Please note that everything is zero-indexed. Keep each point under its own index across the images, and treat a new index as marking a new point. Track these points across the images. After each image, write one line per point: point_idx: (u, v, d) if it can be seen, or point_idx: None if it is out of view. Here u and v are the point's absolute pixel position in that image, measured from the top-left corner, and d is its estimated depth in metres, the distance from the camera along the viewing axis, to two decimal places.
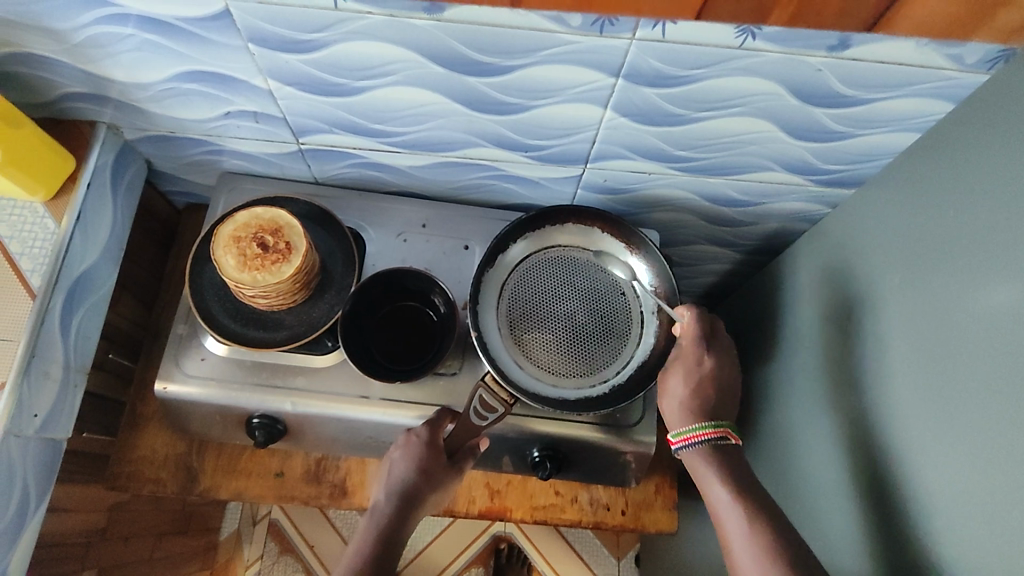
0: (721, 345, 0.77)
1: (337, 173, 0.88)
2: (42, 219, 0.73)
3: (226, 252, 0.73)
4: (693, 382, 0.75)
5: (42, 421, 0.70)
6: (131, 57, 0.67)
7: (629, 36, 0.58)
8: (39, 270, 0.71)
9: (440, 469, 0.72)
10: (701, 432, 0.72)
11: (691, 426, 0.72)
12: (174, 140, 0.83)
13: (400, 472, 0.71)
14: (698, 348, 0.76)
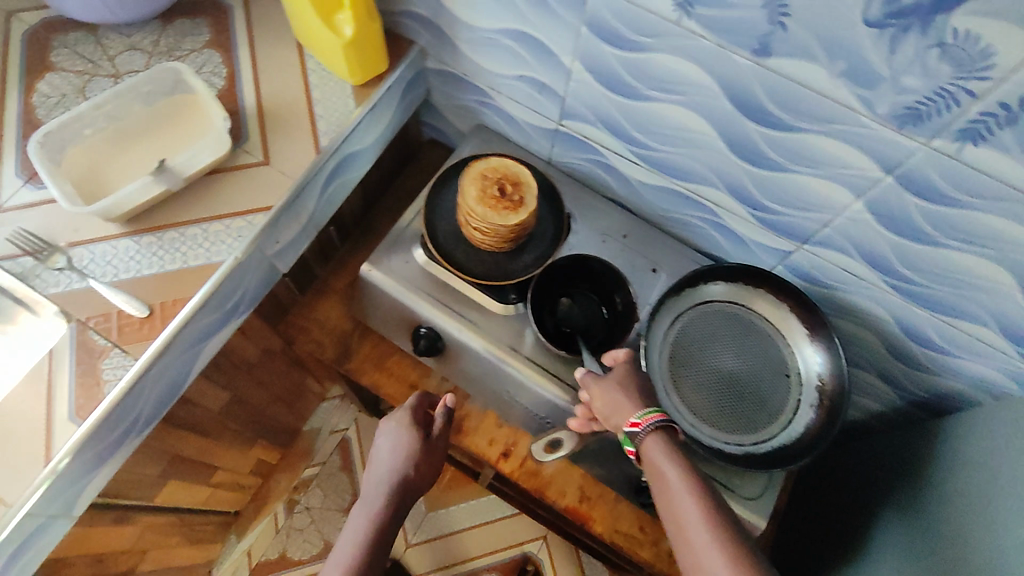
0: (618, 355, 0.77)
1: (571, 162, 0.95)
2: (345, 99, 0.87)
3: (471, 184, 0.82)
4: (604, 393, 0.73)
5: (279, 248, 0.83)
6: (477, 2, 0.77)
7: (922, 141, 0.61)
8: (331, 135, 0.85)
9: (425, 443, 0.83)
10: (647, 417, 0.69)
11: (636, 415, 0.70)
12: (461, 82, 0.94)
13: (393, 444, 0.82)
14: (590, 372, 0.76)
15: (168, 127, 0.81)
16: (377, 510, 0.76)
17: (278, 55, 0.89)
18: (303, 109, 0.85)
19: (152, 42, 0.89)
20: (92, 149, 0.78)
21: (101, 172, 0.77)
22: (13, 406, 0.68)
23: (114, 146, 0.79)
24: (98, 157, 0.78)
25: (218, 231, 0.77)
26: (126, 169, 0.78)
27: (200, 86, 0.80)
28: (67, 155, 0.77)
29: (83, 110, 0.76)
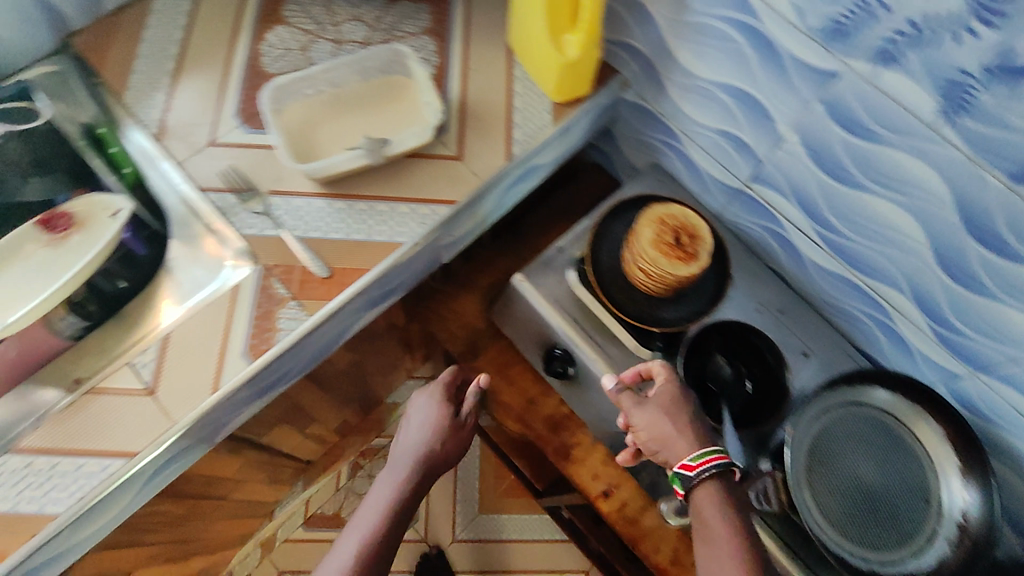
0: (660, 385, 0.73)
1: (742, 225, 0.91)
2: (544, 112, 0.87)
3: (646, 227, 0.80)
4: (651, 427, 0.71)
5: (452, 241, 0.86)
6: (707, 52, 0.75)
7: None
8: (524, 144, 0.86)
9: (451, 420, 0.87)
10: (701, 461, 0.67)
11: (691, 455, 0.68)
12: (653, 119, 0.92)
13: (421, 418, 0.88)
14: (629, 400, 0.74)
15: (381, 105, 0.84)
16: (402, 483, 0.81)
17: (489, 57, 0.91)
18: (502, 115, 0.87)
19: (375, 17, 0.92)
20: (310, 108, 0.82)
21: (313, 132, 0.82)
22: (196, 330, 0.73)
23: (330, 111, 0.83)
24: (314, 118, 0.82)
25: (403, 213, 0.80)
26: (335, 136, 0.82)
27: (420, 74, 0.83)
28: (288, 109, 0.81)
29: (314, 72, 0.80)
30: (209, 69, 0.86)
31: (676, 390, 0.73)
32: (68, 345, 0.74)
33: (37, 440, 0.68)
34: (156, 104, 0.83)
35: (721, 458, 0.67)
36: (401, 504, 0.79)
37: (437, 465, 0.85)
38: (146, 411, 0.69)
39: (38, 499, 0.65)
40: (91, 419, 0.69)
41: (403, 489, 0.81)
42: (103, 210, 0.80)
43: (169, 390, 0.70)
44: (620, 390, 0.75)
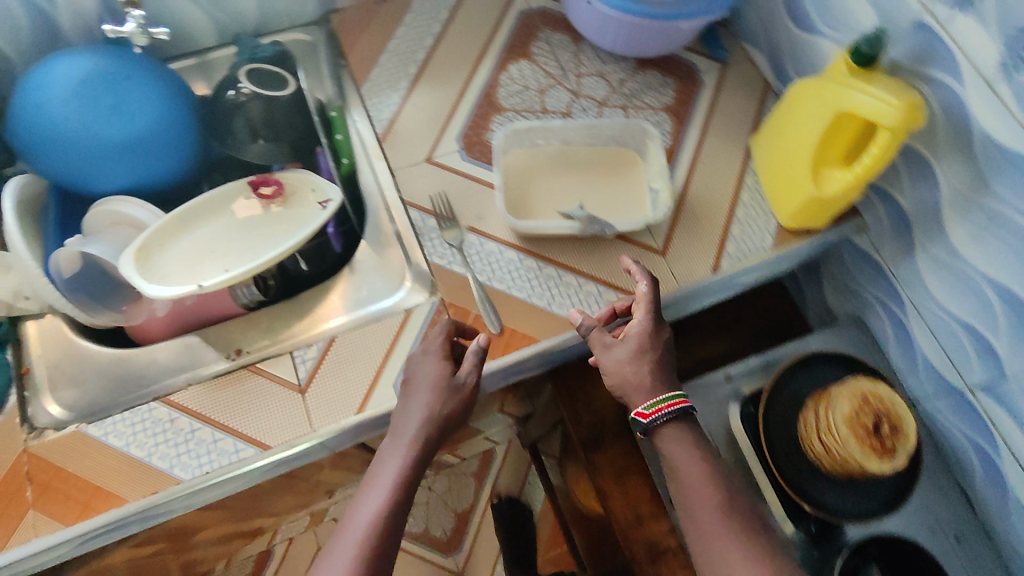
0: (633, 334, 0.68)
1: (944, 426, 0.77)
2: (765, 232, 0.79)
3: (846, 400, 0.72)
4: (614, 373, 0.68)
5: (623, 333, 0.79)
6: (988, 238, 0.65)
7: None
8: (734, 260, 0.77)
9: (454, 381, 0.67)
10: (655, 409, 0.66)
11: (644, 403, 0.66)
12: (877, 276, 0.81)
13: (421, 377, 0.67)
14: (596, 345, 0.69)
15: (602, 177, 0.81)
16: (395, 472, 0.63)
17: (724, 155, 0.83)
18: (720, 221, 0.79)
19: (619, 78, 0.87)
20: (534, 162, 0.82)
21: (529, 185, 0.80)
22: (361, 344, 0.72)
23: (552, 170, 0.82)
24: (534, 172, 0.81)
25: (590, 293, 0.75)
26: (550, 196, 0.80)
27: (656, 161, 0.80)
28: (515, 159, 0.82)
29: (553, 125, 0.80)
30: (447, 85, 0.85)
31: (646, 336, 0.68)
32: (242, 312, 0.76)
33: (189, 399, 0.69)
34: (389, 104, 0.83)
35: (675, 403, 0.67)
36: (404, 496, 0.63)
37: (426, 448, 0.65)
38: (294, 408, 0.69)
39: (171, 458, 0.66)
40: (241, 397, 0.69)
41: (397, 478, 0.63)
42: (313, 193, 0.79)
43: (318, 395, 0.69)
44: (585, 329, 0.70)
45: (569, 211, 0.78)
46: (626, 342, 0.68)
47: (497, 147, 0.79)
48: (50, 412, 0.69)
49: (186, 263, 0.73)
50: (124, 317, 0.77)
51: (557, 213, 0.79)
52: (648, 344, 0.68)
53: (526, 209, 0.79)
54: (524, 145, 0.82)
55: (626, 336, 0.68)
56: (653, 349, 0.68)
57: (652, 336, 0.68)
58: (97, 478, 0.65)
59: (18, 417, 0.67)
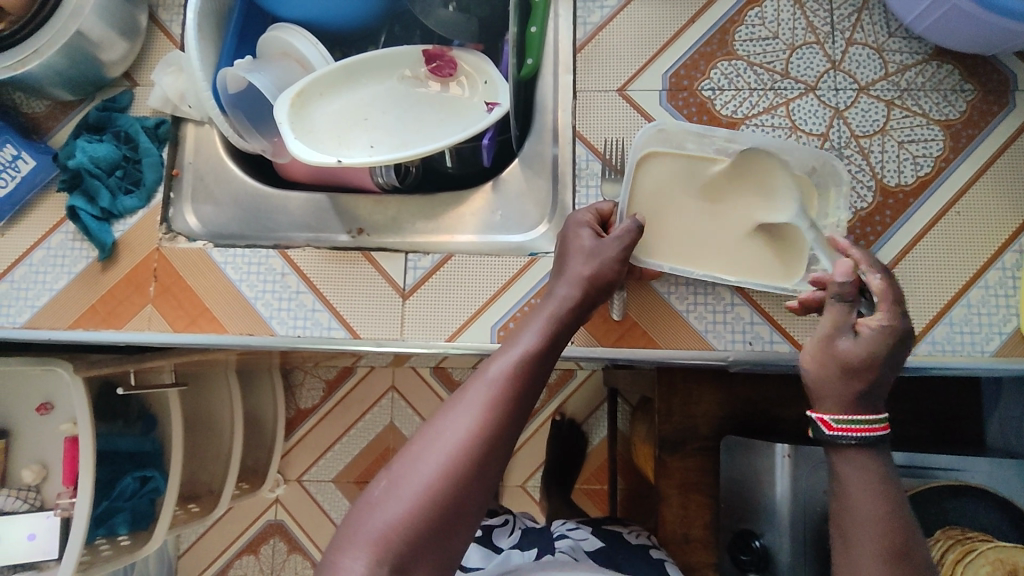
0: (871, 329, 0.45)
1: None
2: (995, 334, 0.61)
3: (987, 562, 0.56)
4: (819, 372, 0.46)
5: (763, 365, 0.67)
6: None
7: None
8: (934, 349, 0.61)
9: (601, 258, 0.53)
10: (851, 425, 0.45)
11: (834, 414, 0.46)
12: None
13: (574, 258, 0.54)
14: (826, 327, 0.46)
15: (767, 209, 0.59)
16: (510, 357, 0.47)
17: (991, 217, 0.63)
18: (942, 297, 0.62)
19: (900, 63, 0.67)
20: (675, 176, 0.60)
21: (664, 206, 0.59)
22: (478, 271, 0.66)
23: (698, 190, 0.59)
24: (675, 190, 0.60)
25: (740, 317, 0.64)
26: (689, 228, 0.59)
27: (831, 218, 0.60)
28: (652, 167, 0.60)
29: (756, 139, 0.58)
30: (679, 5, 0.70)
31: (895, 339, 0.45)
32: (375, 191, 0.72)
33: (302, 258, 0.68)
34: (602, 7, 0.71)
35: (875, 427, 0.45)
36: (553, 345, 0.49)
37: (563, 326, 0.50)
38: (392, 310, 0.66)
39: (272, 308, 0.67)
40: (348, 276, 0.67)
41: (510, 364, 0.46)
42: (483, 86, 0.71)
43: (416, 309, 0.66)
44: (832, 300, 0.47)
45: (715, 255, 0.59)
46: (859, 342, 0.45)
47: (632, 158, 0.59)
48: (188, 221, 0.72)
49: (338, 125, 0.70)
50: (271, 149, 0.73)
51: (697, 254, 0.59)
52: (884, 353, 0.45)
53: (659, 238, 0.59)
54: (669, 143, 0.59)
55: (864, 332, 0.45)
56: (881, 362, 0.45)
57: (900, 346, 0.45)
58: (206, 299, 0.68)
59: (160, 216, 0.71)
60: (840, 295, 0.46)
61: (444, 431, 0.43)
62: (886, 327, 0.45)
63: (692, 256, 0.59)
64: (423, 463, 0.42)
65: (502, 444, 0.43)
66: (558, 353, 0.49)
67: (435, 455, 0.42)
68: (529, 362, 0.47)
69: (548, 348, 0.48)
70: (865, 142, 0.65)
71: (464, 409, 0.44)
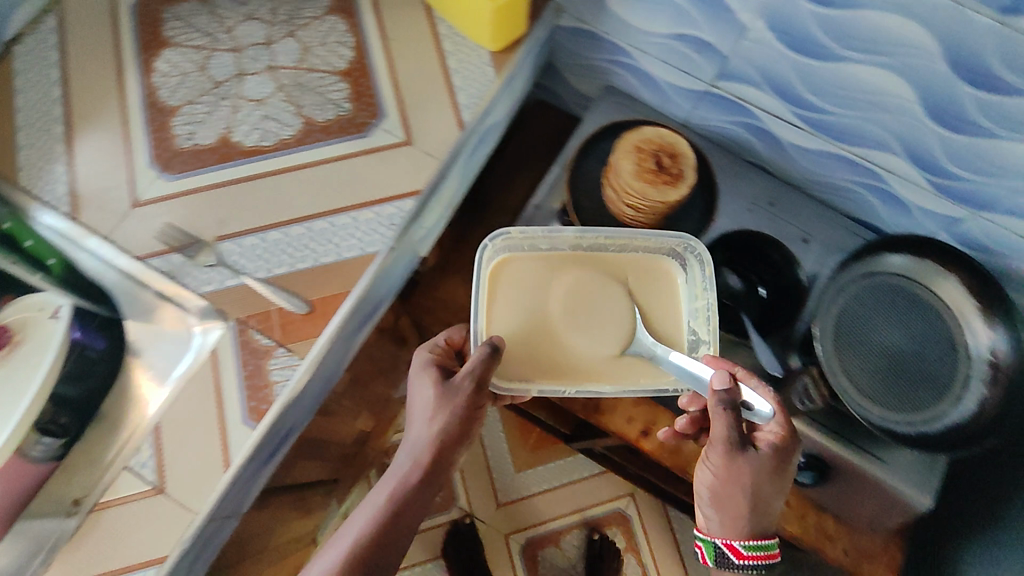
0: (766, 442, 0.66)
1: (714, 125, 0.90)
2: (484, 66, 0.80)
3: (624, 157, 0.78)
4: (720, 478, 0.66)
5: None
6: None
7: None
8: (472, 107, 0.78)
9: (434, 415, 0.66)
10: (755, 552, 0.67)
11: (743, 542, 0.67)
12: (597, 40, 0.86)
13: (422, 411, 0.67)
14: (722, 439, 0.64)
15: (609, 314, 0.73)
16: (343, 546, 0.58)
17: (408, 25, 0.82)
18: (441, 81, 0.79)
19: (269, 11, 0.83)
20: (519, 290, 0.74)
21: (535, 313, 0.74)
22: (187, 410, 0.65)
23: (547, 313, 0.73)
24: (518, 299, 0.74)
25: (368, 220, 0.73)
26: (557, 343, 0.72)
27: (699, 298, 0.75)
28: (508, 273, 0.75)
29: (567, 233, 0.75)
30: (105, 122, 0.77)
31: (781, 450, 0.65)
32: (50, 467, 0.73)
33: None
34: (59, 176, 0.75)
35: (767, 554, 0.68)
36: (393, 520, 0.60)
37: (403, 500, 0.62)
38: (163, 509, 0.62)
39: None
40: (105, 540, 0.62)
41: (349, 547, 0.58)
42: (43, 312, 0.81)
43: (179, 480, 0.63)
44: (719, 407, 0.64)
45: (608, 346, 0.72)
46: (761, 457, 0.65)
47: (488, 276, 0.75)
48: None
49: None
50: None
51: (570, 373, 0.71)
52: (776, 461, 0.65)
53: (552, 333, 0.72)
54: (518, 250, 0.76)
55: (763, 445, 0.65)
56: (775, 469, 0.65)
57: (784, 456, 0.65)
58: None
59: None
60: (725, 404, 0.64)
61: None
62: (778, 442, 0.65)
63: (557, 375, 0.71)
64: None
65: None
66: (399, 535, 0.61)
67: None
68: (367, 542, 0.58)
69: (383, 530, 0.60)
70: (304, 65, 0.80)
71: None
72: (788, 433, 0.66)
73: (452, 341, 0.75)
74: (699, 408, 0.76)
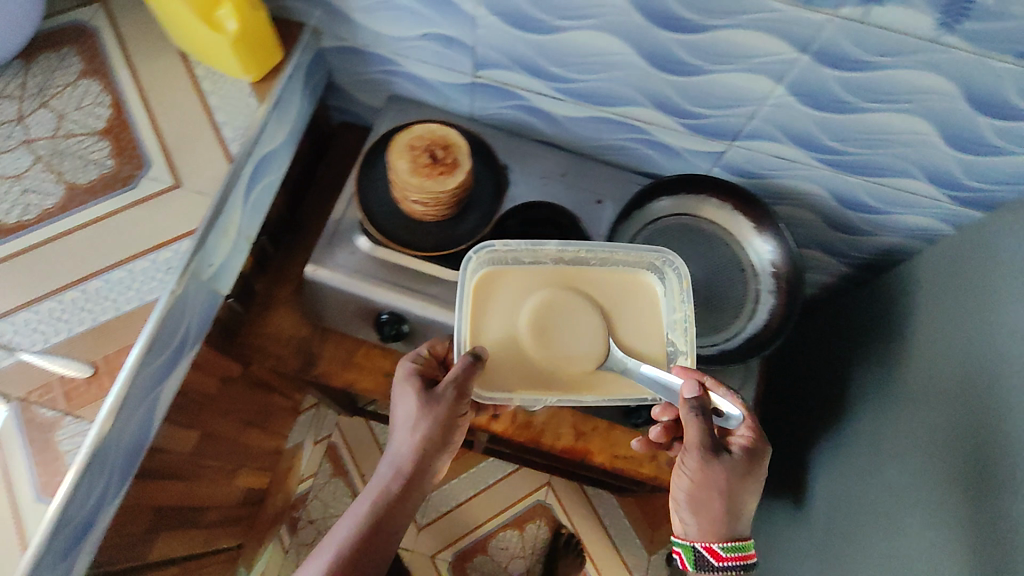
0: (739, 445, 0.69)
1: (495, 112, 0.93)
2: (246, 98, 0.81)
3: (399, 157, 0.79)
4: (698, 483, 0.68)
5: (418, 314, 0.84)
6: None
7: (813, 28, 0.62)
8: (239, 139, 0.79)
9: (421, 427, 0.70)
10: (733, 554, 0.69)
11: (722, 543, 0.69)
12: (362, 54, 0.88)
13: (406, 421, 0.71)
14: (698, 445, 0.67)
15: (593, 328, 0.74)
16: (331, 554, 0.65)
17: (161, 70, 0.82)
18: (203, 120, 0.79)
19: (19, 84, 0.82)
20: (513, 309, 0.75)
21: (515, 327, 0.75)
22: None
23: (527, 330, 0.74)
24: (527, 312, 0.75)
25: (146, 269, 0.73)
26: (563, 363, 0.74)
27: (677, 311, 0.78)
28: (493, 285, 0.76)
29: (592, 245, 0.77)
30: None
31: (754, 451, 0.69)
32: None
33: None
34: None
35: (745, 555, 0.69)
36: (376, 527, 0.67)
37: (387, 508, 0.68)
38: None
39: None
40: None
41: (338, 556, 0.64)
42: None
43: None
44: (693, 414, 0.66)
45: (588, 349, 0.74)
46: (738, 458, 0.68)
47: (469, 288, 0.76)
48: None
49: None
50: None
51: (549, 384, 0.74)
52: (750, 466, 0.68)
53: (525, 339, 0.74)
54: (504, 264, 0.77)
55: (738, 449, 0.69)
56: (748, 472, 0.68)
57: (754, 457, 0.68)
58: None
59: None
60: (699, 410, 0.67)
61: None
62: (748, 446, 0.69)
63: (537, 386, 0.73)
64: None
65: None
66: (386, 542, 0.68)
67: None
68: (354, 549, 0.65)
69: (371, 539, 0.66)
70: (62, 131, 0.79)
71: None
72: (756, 437, 0.69)
73: (434, 351, 0.78)
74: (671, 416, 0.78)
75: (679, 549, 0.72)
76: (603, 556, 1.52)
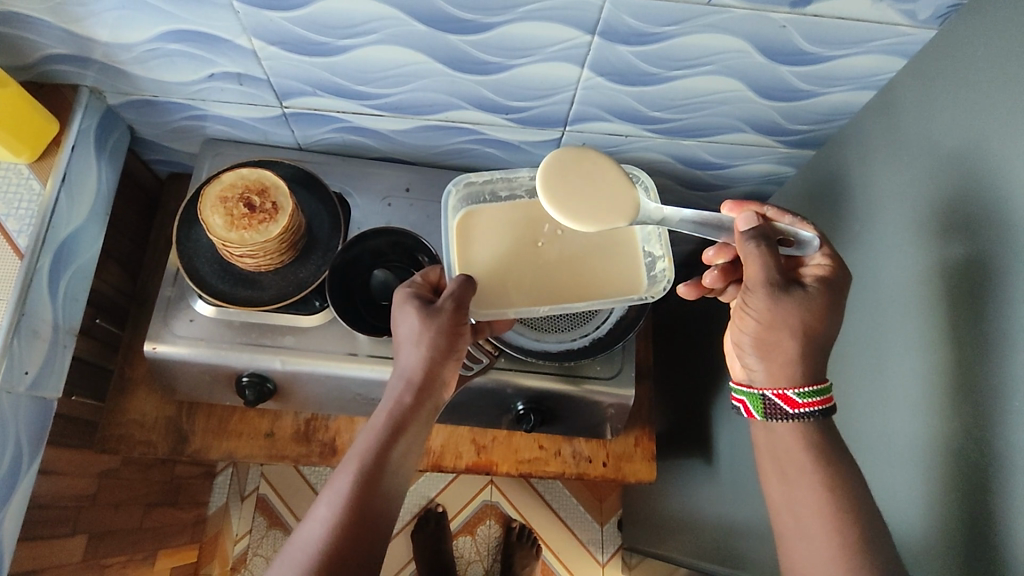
0: (813, 276, 0.61)
1: (320, 138, 0.87)
2: (27, 181, 0.73)
3: (213, 212, 0.73)
4: (764, 319, 0.59)
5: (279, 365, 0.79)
6: (114, 17, 0.65)
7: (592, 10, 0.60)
8: (26, 230, 0.71)
9: (429, 337, 0.63)
10: (811, 400, 0.59)
11: (796, 390, 0.59)
12: (157, 104, 0.81)
13: (410, 333, 0.64)
14: (761, 275, 0.59)
15: (612, 188, 0.62)
16: (351, 475, 0.57)
17: None
18: None
19: None
20: (493, 240, 0.72)
21: (503, 252, 0.71)
22: None
23: (501, 254, 0.71)
24: (500, 246, 0.72)
25: None
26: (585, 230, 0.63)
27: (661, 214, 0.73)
28: (474, 219, 0.73)
29: None
30: None
31: (831, 281, 0.60)
32: None
33: None
34: None
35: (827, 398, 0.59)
36: (394, 444, 0.60)
37: (403, 427, 0.61)
38: None
39: None
40: None
41: (359, 478, 0.57)
42: None
43: None
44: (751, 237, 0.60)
45: (604, 216, 0.61)
46: (813, 288, 0.60)
47: (453, 225, 0.73)
48: None
49: None
50: None
51: (537, 299, 0.70)
52: (828, 297, 0.59)
53: (512, 263, 0.71)
54: (482, 200, 0.75)
55: (811, 282, 0.60)
56: (824, 304, 0.59)
57: (834, 289, 0.60)
58: None
59: None
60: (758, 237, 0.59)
61: (303, 539, 0.55)
62: (824, 277, 0.61)
63: (519, 302, 0.69)
64: (287, 565, 0.53)
65: (345, 549, 0.54)
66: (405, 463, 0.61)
67: (290, 561, 0.53)
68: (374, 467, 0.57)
69: (388, 458, 0.59)
70: None
71: (314, 525, 0.55)
72: (835, 265, 0.61)
73: (429, 276, 0.69)
74: (728, 259, 0.71)
75: (744, 398, 0.62)
76: (558, 539, 1.53)
